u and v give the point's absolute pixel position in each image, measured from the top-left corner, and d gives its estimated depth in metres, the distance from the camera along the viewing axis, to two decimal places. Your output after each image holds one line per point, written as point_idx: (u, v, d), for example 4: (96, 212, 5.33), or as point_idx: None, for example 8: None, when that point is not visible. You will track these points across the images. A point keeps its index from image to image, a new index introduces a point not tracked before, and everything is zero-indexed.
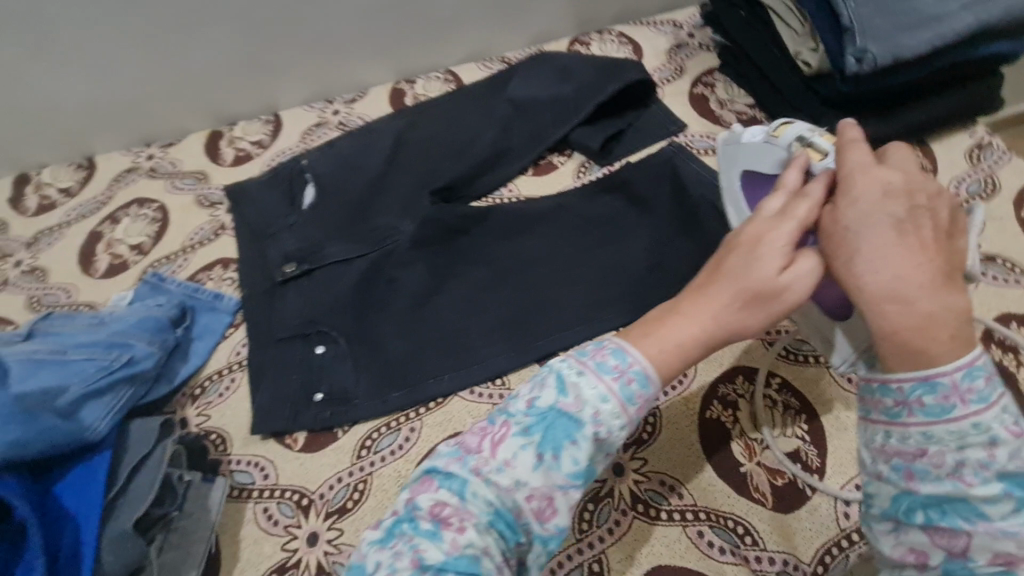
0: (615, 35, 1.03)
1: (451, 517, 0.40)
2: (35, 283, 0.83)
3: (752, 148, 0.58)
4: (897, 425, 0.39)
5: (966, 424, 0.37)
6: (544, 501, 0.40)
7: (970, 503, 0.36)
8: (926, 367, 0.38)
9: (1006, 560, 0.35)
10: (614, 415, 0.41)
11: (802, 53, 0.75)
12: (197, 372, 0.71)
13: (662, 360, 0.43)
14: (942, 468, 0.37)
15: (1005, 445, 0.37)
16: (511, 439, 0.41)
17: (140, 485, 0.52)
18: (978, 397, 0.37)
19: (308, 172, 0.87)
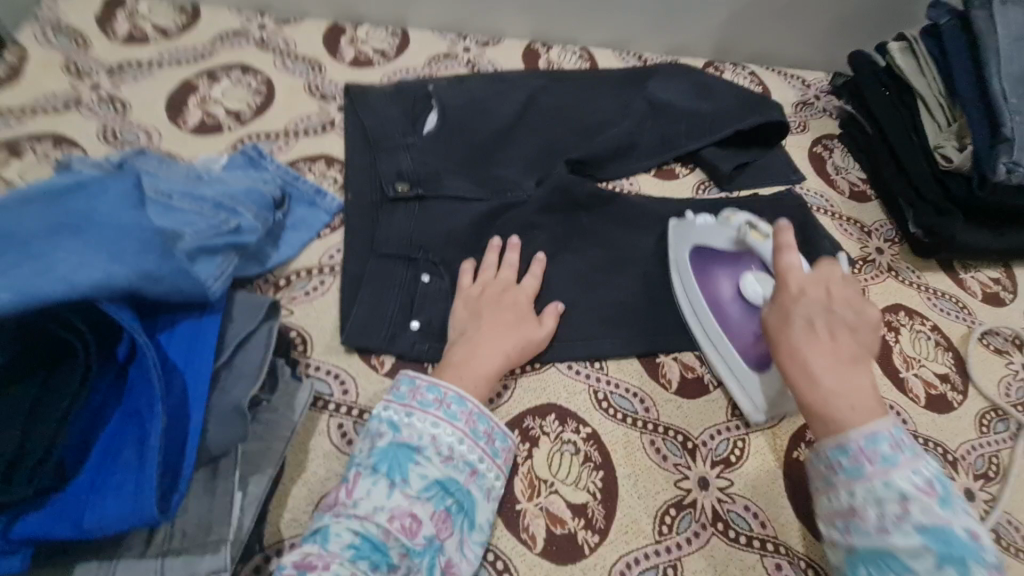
0: (748, 72, 1.04)
1: (316, 562, 0.43)
2: (113, 114, 0.74)
3: (701, 229, 0.68)
4: (832, 491, 0.49)
5: (877, 484, 0.47)
6: (407, 517, 0.47)
7: (898, 557, 0.45)
8: (837, 436, 0.49)
9: None
10: (457, 441, 0.51)
11: (945, 147, 0.78)
12: (286, 263, 0.66)
13: (454, 388, 0.53)
14: (869, 524, 0.47)
15: (915, 502, 0.46)
16: (362, 481, 0.48)
17: (244, 361, 0.47)
18: (883, 459, 0.47)
19: (434, 98, 0.82)
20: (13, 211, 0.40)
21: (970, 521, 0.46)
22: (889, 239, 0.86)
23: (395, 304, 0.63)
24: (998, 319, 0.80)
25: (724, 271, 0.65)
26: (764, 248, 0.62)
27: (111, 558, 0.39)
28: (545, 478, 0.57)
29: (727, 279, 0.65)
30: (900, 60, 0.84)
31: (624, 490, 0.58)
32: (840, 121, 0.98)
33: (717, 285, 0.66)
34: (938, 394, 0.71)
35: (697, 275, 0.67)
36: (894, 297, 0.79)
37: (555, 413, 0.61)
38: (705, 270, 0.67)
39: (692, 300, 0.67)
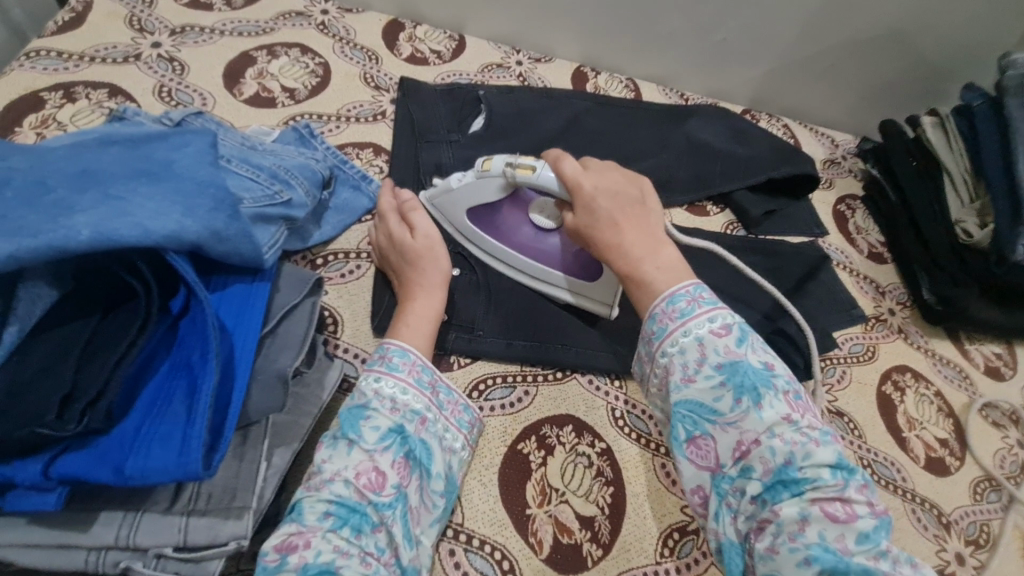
0: (781, 124, 1.07)
1: (296, 539, 0.42)
2: (171, 73, 0.75)
3: (464, 190, 0.65)
4: (652, 361, 0.51)
5: (678, 337, 0.49)
6: (371, 471, 0.45)
7: (704, 405, 0.47)
8: (649, 308, 0.52)
9: (742, 451, 0.45)
10: (400, 391, 0.49)
11: (964, 222, 0.81)
12: (325, 243, 0.66)
13: (396, 341, 0.53)
14: (677, 376, 0.48)
15: (709, 345, 0.48)
16: (324, 450, 0.46)
17: (288, 333, 0.47)
18: (681, 314, 0.50)
19: (483, 102, 0.83)
20: (94, 151, 0.41)
21: (763, 356, 0.48)
22: (901, 301, 0.89)
23: (401, 268, 0.60)
24: (996, 393, 0.82)
25: (509, 215, 0.66)
26: (538, 181, 0.60)
27: (136, 511, 0.38)
28: (557, 487, 0.57)
29: (520, 224, 0.66)
30: (929, 133, 0.88)
31: (631, 507, 0.58)
32: (863, 183, 1.02)
33: (515, 232, 0.66)
34: (937, 457, 0.73)
35: (488, 231, 0.67)
36: (902, 358, 0.82)
37: (572, 425, 0.62)
38: (499, 226, 0.67)
39: (493, 253, 0.68)
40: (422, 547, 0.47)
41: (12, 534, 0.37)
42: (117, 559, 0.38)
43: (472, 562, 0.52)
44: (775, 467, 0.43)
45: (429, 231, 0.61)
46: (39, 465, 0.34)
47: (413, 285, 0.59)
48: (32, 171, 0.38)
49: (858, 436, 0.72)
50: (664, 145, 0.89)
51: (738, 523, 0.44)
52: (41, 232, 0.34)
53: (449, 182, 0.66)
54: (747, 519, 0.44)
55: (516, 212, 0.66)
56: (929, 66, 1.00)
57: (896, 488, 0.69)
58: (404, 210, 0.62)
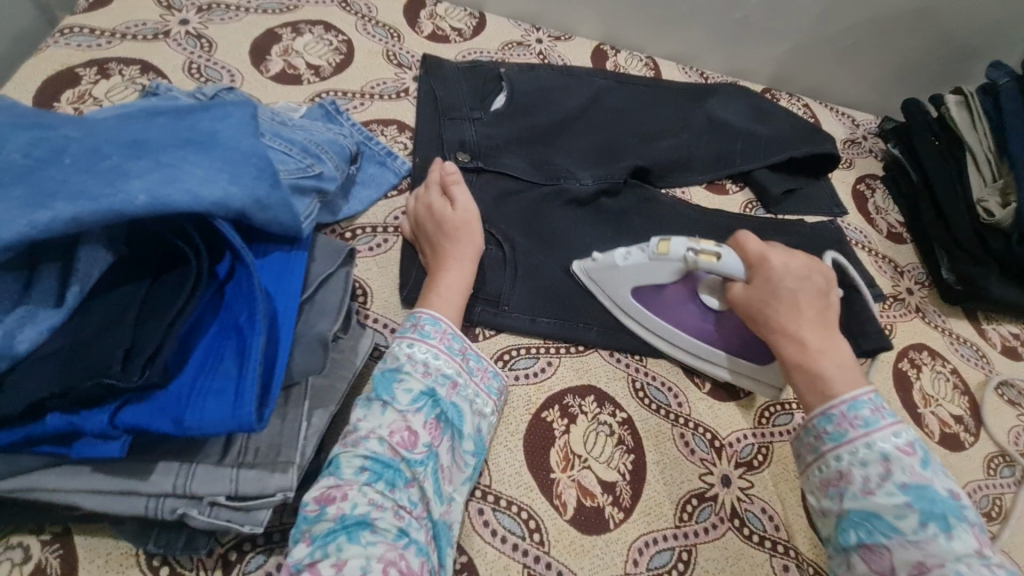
0: (802, 103, 1.06)
1: (334, 492, 0.44)
2: (200, 50, 0.76)
3: (634, 269, 0.63)
4: (821, 459, 0.52)
5: (861, 448, 0.50)
6: (405, 430, 0.47)
7: (883, 516, 0.47)
8: (825, 406, 0.53)
9: (920, 567, 0.44)
10: (432, 355, 0.51)
11: (986, 201, 0.82)
12: (354, 217, 0.68)
13: (427, 310, 0.55)
14: (856, 485, 0.49)
15: (895, 462, 0.48)
16: (359, 409, 0.49)
17: (325, 298, 0.49)
18: (862, 424, 0.51)
19: (505, 81, 0.84)
20: (143, 122, 0.43)
21: (948, 483, 0.48)
22: (919, 281, 0.89)
23: (435, 240, 0.62)
24: (1012, 371, 0.83)
25: (686, 300, 0.64)
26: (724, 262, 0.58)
27: (190, 462, 0.41)
28: (580, 454, 0.59)
29: (686, 302, 0.64)
30: (954, 113, 0.88)
31: (652, 474, 0.60)
32: (883, 164, 1.01)
33: (681, 313, 0.65)
34: (952, 433, 0.74)
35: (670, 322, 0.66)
36: (919, 336, 0.82)
37: (594, 395, 0.63)
38: (661, 303, 0.65)
39: (658, 331, 0.66)
40: (454, 504, 0.49)
41: (78, 480, 0.39)
42: (174, 505, 0.40)
43: (500, 521, 0.54)
44: None
45: (469, 206, 0.63)
46: (105, 415, 0.36)
47: (445, 257, 0.60)
48: (87, 139, 0.40)
49: None
50: (685, 123, 0.89)
51: None
52: (101, 196, 0.36)
53: (613, 258, 0.65)
54: None
55: (682, 291, 0.65)
56: (954, 43, 0.99)
57: None
58: (446, 182, 0.64)
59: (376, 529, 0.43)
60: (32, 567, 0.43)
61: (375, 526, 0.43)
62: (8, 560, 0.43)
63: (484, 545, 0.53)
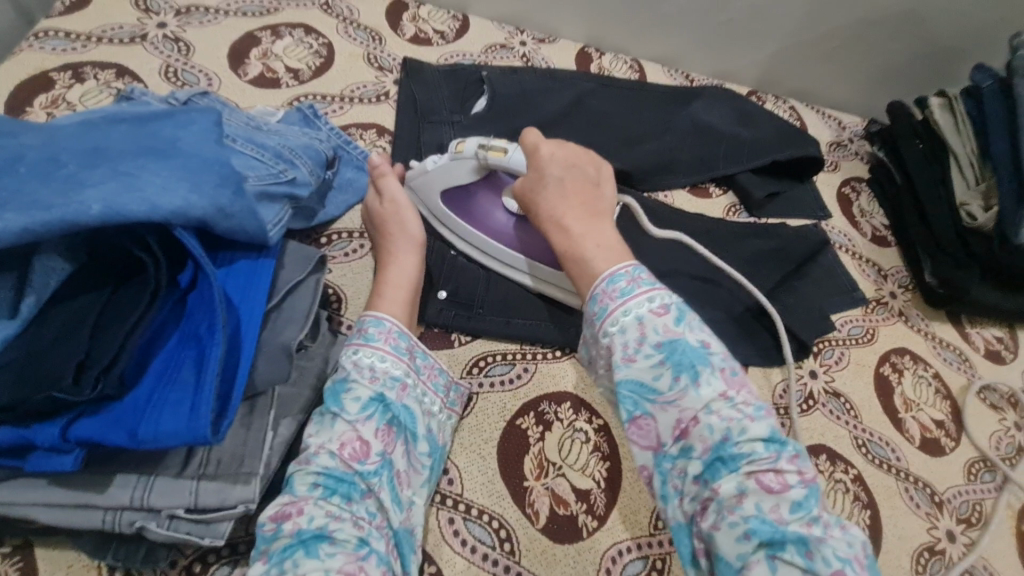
0: (788, 106, 1.06)
1: (289, 510, 0.43)
2: (177, 53, 0.76)
3: (439, 172, 0.65)
4: (593, 340, 0.50)
5: (618, 316, 0.48)
6: (355, 441, 0.46)
7: (645, 383, 0.46)
8: (592, 287, 0.51)
9: (682, 431, 0.45)
10: (379, 360, 0.50)
11: (969, 205, 0.81)
12: (330, 223, 0.67)
13: (372, 315, 0.53)
14: (618, 357, 0.47)
15: (649, 324, 0.47)
16: (308, 423, 0.48)
17: (294, 307, 0.49)
18: (621, 294, 0.49)
19: (486, 84, 0.84)
20: (104, 129, 0.43)
21: (701, 331, 0.48)
22: (903, 285, 0.88)
23: (380, 238, 0.62)
24: (995, 375, 0.83)
25: (489, 202, 0.67)
26: (508, 156, 0.60)
27: (150, 474, 0.41)
28: (554, 461, 0.59)
29: (490, 206, 0.66)
30: (938, 116, 0.88)
31: (628, 482, 0.60)
32: (869, 166, 1.01)
33: (484, 217, 0.66)
34: (933, 438, 0.74)
35: (461, 215, 0.67)
36: (901, 340, 0.82)
37: (570, 402, 0.63)
38: (467, 207, 0.67)
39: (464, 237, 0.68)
40: (415, 508, 0.49)
41: (34, 493, 0.39)
42: (133, 518, 0.40)
43: (471, 531, 0.54)
44: (713, 445, 0.44)
45: (396, 196, 0.62)
46: (57, 428, 0.36)
47: (389, 254, 0.60)
48: (44, 148, 0.40)
49: (854, 416, 0.73)
50: (669, 127, 0.89)
51: (684, 506, 0.45)
52: (54, 206, 0.36)
53: (424, 164, 0.66)
54: (693, 502, 0.45)
55: (488, 194, 0.67)
56: (940, 46, 0.99)
57: (890, 468, 0.70)
58: (376, 175, 0.63)
59: (335, 541, 0.42)
60: None
61: (334, 538, 0.42)
62: None
63: (455, 555, 0.52)
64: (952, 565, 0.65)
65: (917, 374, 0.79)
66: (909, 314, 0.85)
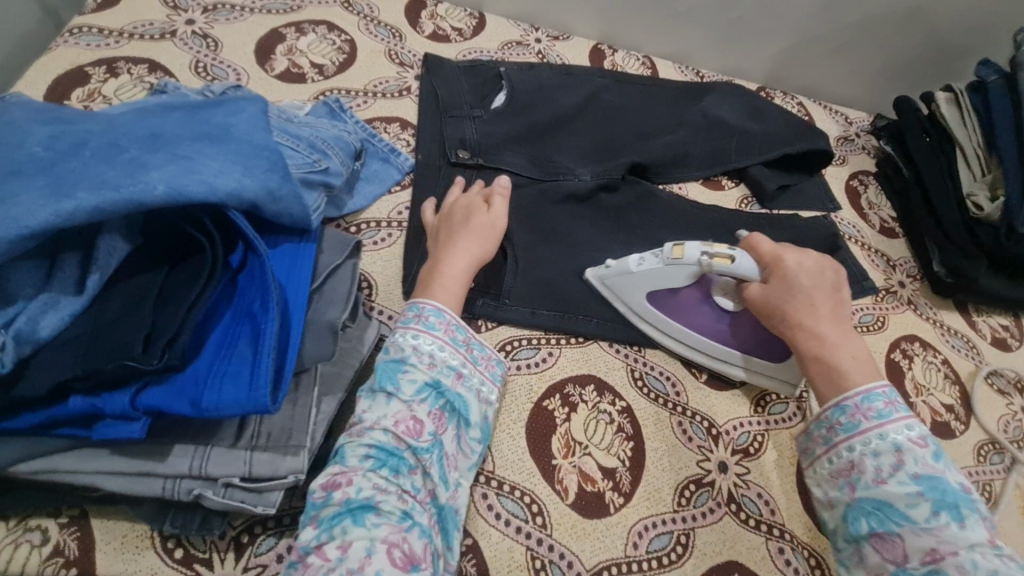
0: (796, 101, 1.09)
1: (339, 478, 0.46)
2: (206, 49, 0.78)
3: (647, 274, 0.66)
4: (832, 450, 0.54)
5: (873, 437, 0.52)
6: (407, 419, 0.48)
7: (895, 506, 0.49)
8: (837, 398, 0.55)
9: (933, 557, 0.46)
10: (437, 347, 0.53)
11: (976, 196, 0.83)
12: (358, 213, 0.69)
13: (430, 301, 0.56)
14: (867, 476, 0.51)
15: (908, 453, 0.51)
16: (364, 400, 0.50)
17: (334, 289, 0.51)
18: (876, 415, 0.53)
19: (505, 80, 0.86)
20: (158, 117, 0.45)
21: (956, 473, 0.51)
22: (911, 275, 0.91)
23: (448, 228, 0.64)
24: (1001, 361, 0.85)
25: (700, 304, 0.67)
26: (734, 261, 0.61)
27: (206, 444, 0.42)
28: (581, 441, 0.61)
29: (695, 303, 0.67)
30: (945, 109, 0.90)
31: (651, 461, 0.62)
32: (875, 160, 1.04)
33: (694, 316, 0.67)
34: (943, 422, 0.76)
35: (671, 315, 0.68)
36: (911, 328, 0.84)
37: (594, 384, 0.65)
38: (674, 307, 0.67)
39: (669, 332, 0.68)
40: (460, 491, 0.50)
41: (98, 461, 0.41)
42: (190, 486, 0.42)
43: (503, 505, 0.56)
44: None
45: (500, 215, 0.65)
46: (126, 397, 0.38)
47: (450, 245, 0.62)
48: (105, 133, 0.42)
49: None
50: (682, 121, 0.91)
51: None
52: (122, 186, 0.38)
53: (627, 264, 0.67)
54: None
55: (695, 293, 0.67)
56: (945, 42, 1.01)
57: None
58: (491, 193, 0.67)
59: (381, 511, 0.44)
60: (51, 549, 0.45)
61: (380, 509, 0.44)
62: (27, 542, 0.44)
63: (487, 529, 0.54)
64: None
65: (927, 360, 0.81)
66: (917, 302, 0.87)
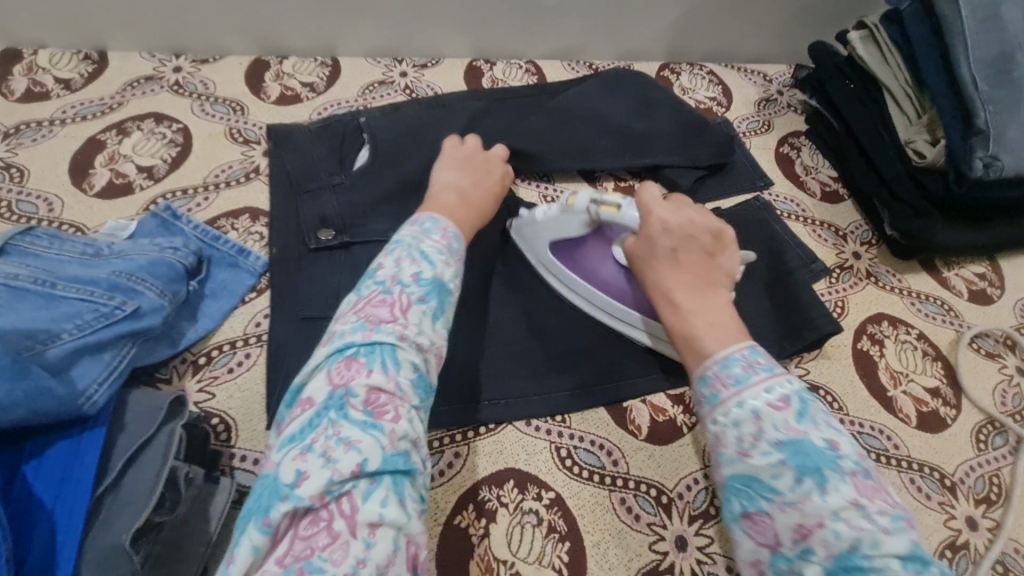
0: (706, 71, 0.99)
1: (385, 406, 0.38)
2: (9, 184, 0.68)
3: (548, 223, 0.61)
4: (700, 427, 0.46)
5: (731, 406, 0.43)
6: (444, 356, 0.44)
7: (762, 480, 0.40)
8: (699, 370, 0.47)
9: (803, 533, 0.38)
10: (460, 272, 0.48)
11: (914, 142, 0.73)
12: (206, 338, 0.59)
13: (451, 225, 0.51)
14: (731, 448, 0.42)
15: (768, 418, 0.41)
16: (414, 304, 0.43)
17: (139, 476, 0.43)
18: (734, 382, 0.44)
19: (366, 132, 0.75)
20: None
21: (829, 425, 0.42)
22: (865, 242, 0.80)
23: None
24: (984, 319, 0.75)
25: (597, 253, 0.62)
26: (627, 216, 0.57)
27: None
28: (504, 559, 0.51)
29: (598, 259, 0.62)
30: (861, 51, 0.79)
31: (593, 560, 0.52)
32: (805, 117, 0.94)
33: (597, 267, 0.62)
34: (930, 411, 0.66)
35: (569, 267, 0.63)
36: (875, 306, 0.74)
37: (513, 480, 0.55)
38: (576, 259, 0.63)
39: (569, 286, 0.64)
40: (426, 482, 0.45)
41: None
42: None
43: None
44: (839, 553, 0.36)
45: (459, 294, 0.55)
46: None
47: None
48: None
49: (838, 409, 0.65)
50: (558, 126, 0.80)
51: None
52: None
53: (531, 214, 0.62)
54: None
55: (599, 245, 0.62)
56: None
57: (889, 460, 0.62)
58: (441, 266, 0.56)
59: (417, 482, 0.38)
60: None
61: (416, 479, 0.38)
62: None
63: None
64: (980, 558, 0.57)
65: (900, 341, 0.71)
66: (878, 273, 0.77)
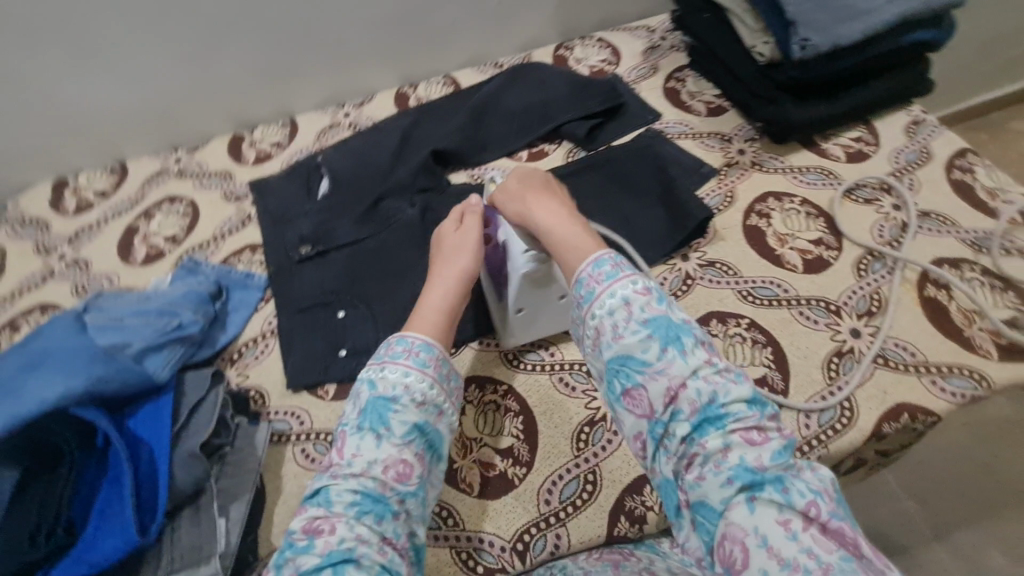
0: (597, 39, 1.14)
1: (322, 525, 0.52)
2: (79, 273, 0.91)
3: None
4: (584, 326, 0.60)
5: (604, 299, 0.58)
6: (398, 464, 0.56)
7: (635, 356, 0.56)
8: (573, 278, 0.61)
9: (671, 399, 0.54)
10: (404, 376, 0.59)
11: (756, 46, 0.84)
12: (234, 340, 0.79)
13: (419, 336, 0.62)
14: (608, 337, 0.58)
15: (635, 303, 0.57)
16: (352, 437, 0.57)
17: (198, 420, 0.62)
18: (605, 278, 0.59)
19: (324, 166, 0.95)
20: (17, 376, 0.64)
21: (678, 311, 0.58)
22: (749, 139, 0.93)
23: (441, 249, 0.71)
24: (861, 173, 0.86)
25: None
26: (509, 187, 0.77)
27: None
28: (475, 436, 0.68)
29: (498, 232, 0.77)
30: None
31: (542, 424, 0.68)
32: (686, 52, 1.08)
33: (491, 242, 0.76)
34: (815, 257, 0.78)
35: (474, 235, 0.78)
36: (761, 187, 0.87)
37: (474, 382, 0.72)
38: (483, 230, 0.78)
39: None
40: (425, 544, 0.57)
41: None
42: None
43: None
44: (701, 407, 0.53)
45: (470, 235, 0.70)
46: None
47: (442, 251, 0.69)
48: None
49: (734, 274, 0.78)
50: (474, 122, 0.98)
51: (673, 461, 0.54)
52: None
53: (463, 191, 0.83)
54: (679, 456, 0.54)
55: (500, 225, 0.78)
56: None
57: (781, 302, 0.74)
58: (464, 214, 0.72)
59: (360, 564, 0.50)
60: None
61: (358, 561, 0.50)
62: None
63: None
64: (864, 358, 0.69)
65: (787, 209, 0.83)
66: (763, 161, 0.90)
